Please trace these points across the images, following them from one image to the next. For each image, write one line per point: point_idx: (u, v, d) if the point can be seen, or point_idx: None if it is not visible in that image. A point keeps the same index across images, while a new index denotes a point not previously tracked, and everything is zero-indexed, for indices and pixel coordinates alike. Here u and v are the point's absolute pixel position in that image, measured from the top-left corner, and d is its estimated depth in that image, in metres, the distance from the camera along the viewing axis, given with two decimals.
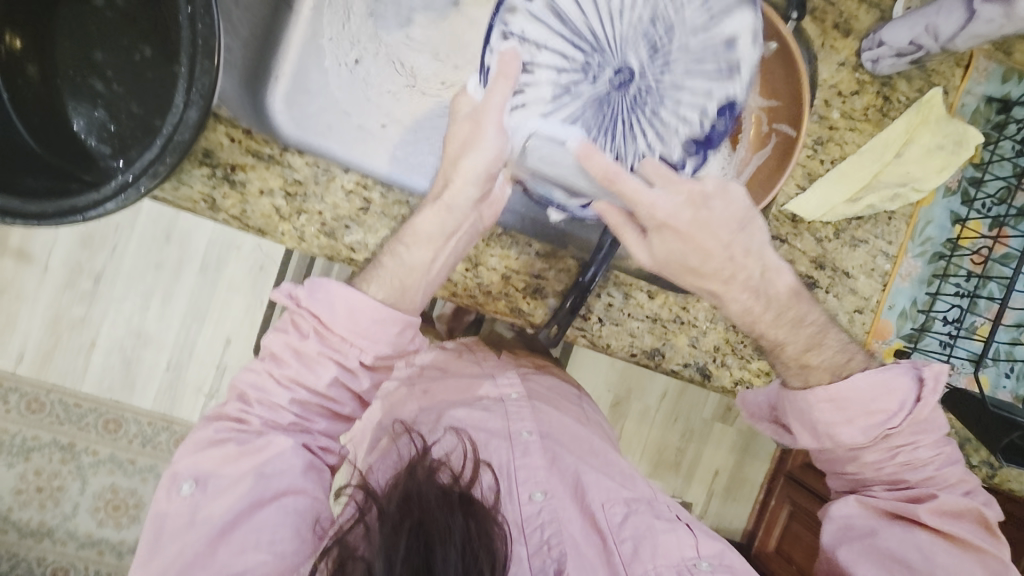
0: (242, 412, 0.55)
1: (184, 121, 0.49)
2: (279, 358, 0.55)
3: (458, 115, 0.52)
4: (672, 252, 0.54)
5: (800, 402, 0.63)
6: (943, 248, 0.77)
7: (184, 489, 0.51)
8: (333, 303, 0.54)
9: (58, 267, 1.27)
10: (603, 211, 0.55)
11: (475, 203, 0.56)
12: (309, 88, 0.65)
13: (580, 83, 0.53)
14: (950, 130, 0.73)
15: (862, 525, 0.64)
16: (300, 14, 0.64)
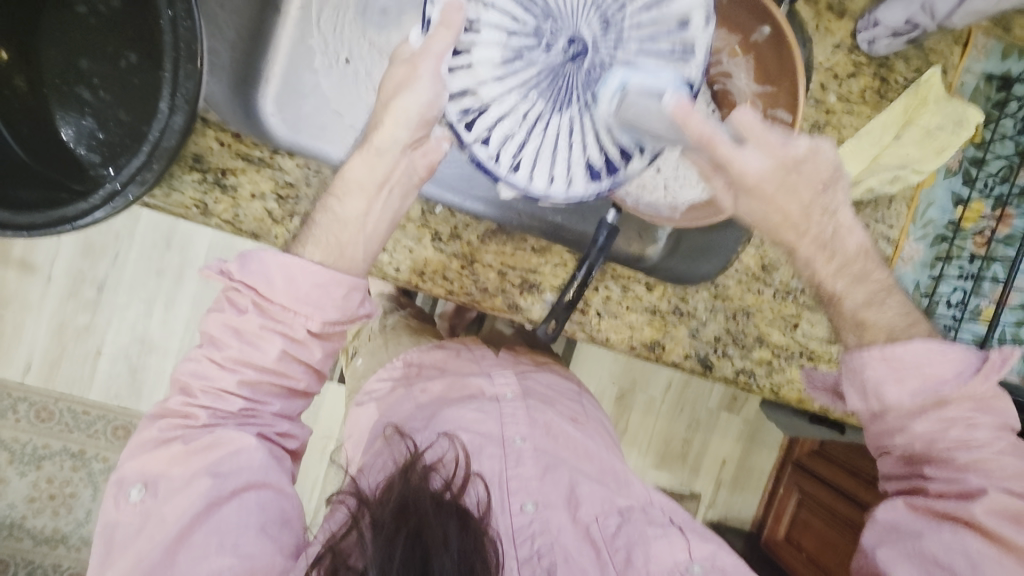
0: (187, 406, 0.53)
1: (170, 127, 0.49)
2: (218, 341, 0.53)
3: (396, 60, 0.52)
4: (765, 207, 0.53)
5: (852, 361, 0.55)
6: (945, 230, 0.76)
7: (134, 494, 0.51)
8: (267, 273, 0.52)
9: (61, 276, 1.27)
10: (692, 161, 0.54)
11: (407, 147, 0.54)
12: (301, 90, 0.64)
13: (529, 49, 0.54)
14: (949, 111, 0.71)
15: (908, 525, 0.53)
16: (287, 15, 0.62)
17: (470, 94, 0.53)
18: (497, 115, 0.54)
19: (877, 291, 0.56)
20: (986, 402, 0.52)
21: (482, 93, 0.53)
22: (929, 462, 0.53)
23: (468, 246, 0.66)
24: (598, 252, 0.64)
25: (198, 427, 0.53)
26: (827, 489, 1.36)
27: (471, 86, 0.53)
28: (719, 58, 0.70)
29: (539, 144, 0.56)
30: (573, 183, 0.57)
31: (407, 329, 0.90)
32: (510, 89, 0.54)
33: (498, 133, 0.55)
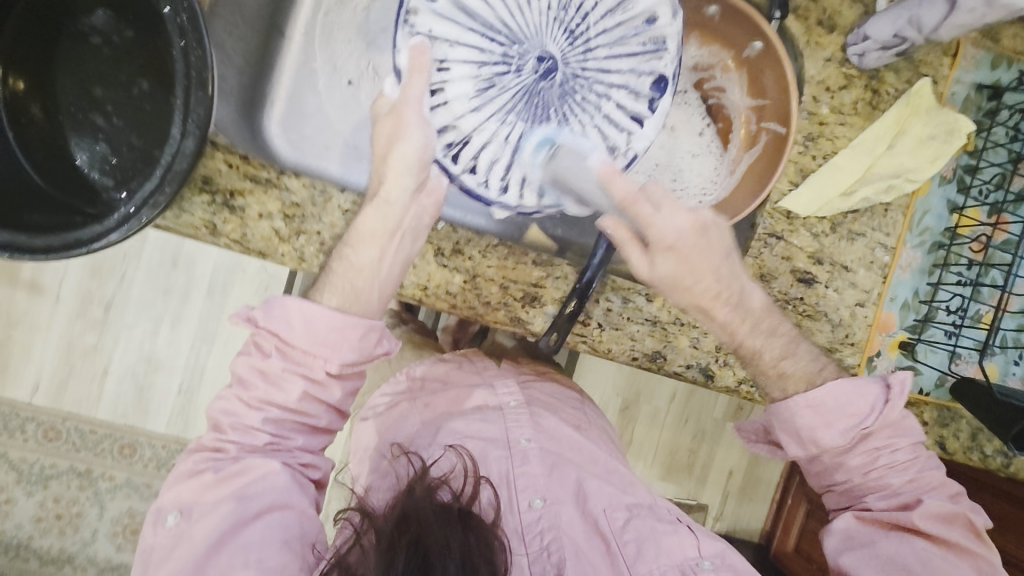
0: (218, 441, 0.55)
1: (182, 151, 0.50)
2: (246, 381, 0.55)
3: (379, 114, 0.56)
4: (674, 272, 0.59)
5: (782, 412, 0.61)
6: (942, 237, 0.77)
7: (169, 521, 0.53)
8: (289, 318, 0.54)
9: (69, 297, 1.29)
10: (610, 227, 0.58)
11: (413, 193, 0.57)
12: (305, 112, 0.71)
13: (498, 75, 0.59)
14: (940, 121, 0.72)
15: (862, 534, 0.60)
16: (291, 42, 0.69)
17: (450, 127, 0.59)
18: (480, 139, 0.60)
19: (787, 345, 0.63)
20: (898, 425, 0.61)
21: (461, 122, 0.59)
22: (870, 491, 0.61)
23: (471, 261, 0.67)
24: (597, 266, 0.65)
25: (228, 455, 0.54)
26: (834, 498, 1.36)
27: (449, 117, 0.59)
28: (713, 74, 0.74)
29: (524, 161, 0.61)
30: (563, 189, 0.62)
31: (410, 343, 0.91)
32: (490, 116, 0.59)
33: (486, 157, 0.60)
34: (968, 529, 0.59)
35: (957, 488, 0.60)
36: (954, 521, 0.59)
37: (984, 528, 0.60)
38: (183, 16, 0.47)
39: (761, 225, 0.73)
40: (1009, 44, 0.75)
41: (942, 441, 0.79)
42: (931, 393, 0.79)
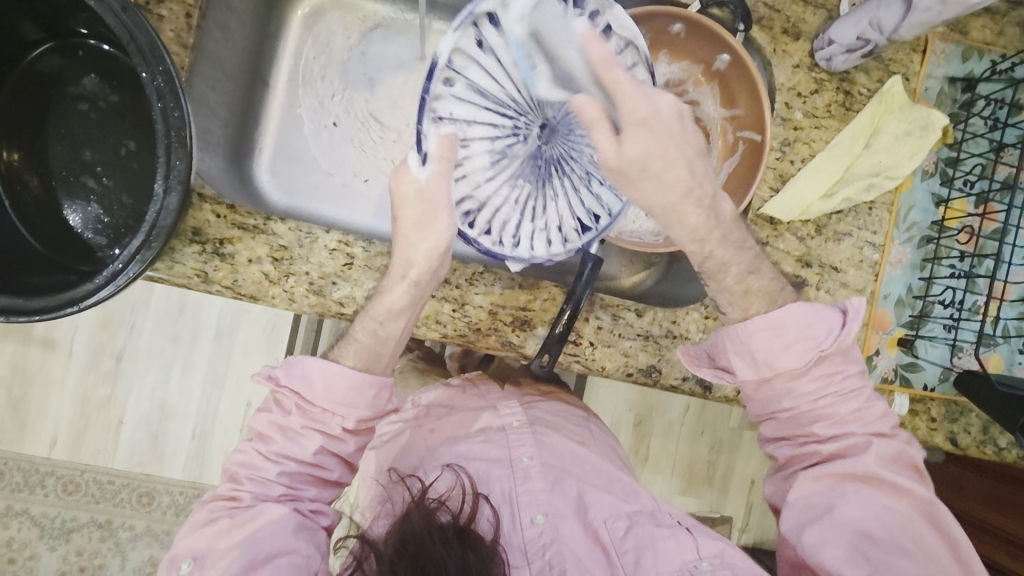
0: (235, 490, 0.57)
1: (166, 207, 0.52)
2: (266, 436, 0.58)
3: (405, 196, 0.59)
4: (643, 154, 0.53)
5: (738, 331, 0.60)
6: (930, 231, 0.76)
7: (183, 568, 0.54)
8: (310, 377, 0.58)
9: (82, 350, 1.32)
10: (581, 105, 0.53)
11: (435, 270, 0.62)
12: (291, 154, 0.85)
13: (509, 147, 0.62)
14: (914, 117, 0.73)
15: (819, 500, 0.58)
16: (276, 93, 0.84)
17: (466, 195, 0.61)
18: (494, 207, 0.62)
19: (755, 261, 0.61)
20: (848, 353, 0.60)
21: (476, 190, 0.62)
22: (817, 420, 0.60)
23: (459, 290, 0.68)
24: (586, 283, 0.67)
25: (243, 502, 0.56)
26: None
27: (465, 187, 0.61)
28: (686, 88, 0.77)
29: (535, 221, 0.63)
30: (569, 240, 0.64)
31: (413, 373, 0.92)
32: (502, 183, 0.62)
33: (500, 223, 0.63)
34: (910, 466, 0.59)
35: (896, 422, 0.61)
36: (898, 458, 0.59)
37: (922, 460, 0.60)
38: (160, 79, 0.50)
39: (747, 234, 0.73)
40: (977, 36, 0.76)
41: (952, 437, 0.78)
42: (936, 388, 0.78)
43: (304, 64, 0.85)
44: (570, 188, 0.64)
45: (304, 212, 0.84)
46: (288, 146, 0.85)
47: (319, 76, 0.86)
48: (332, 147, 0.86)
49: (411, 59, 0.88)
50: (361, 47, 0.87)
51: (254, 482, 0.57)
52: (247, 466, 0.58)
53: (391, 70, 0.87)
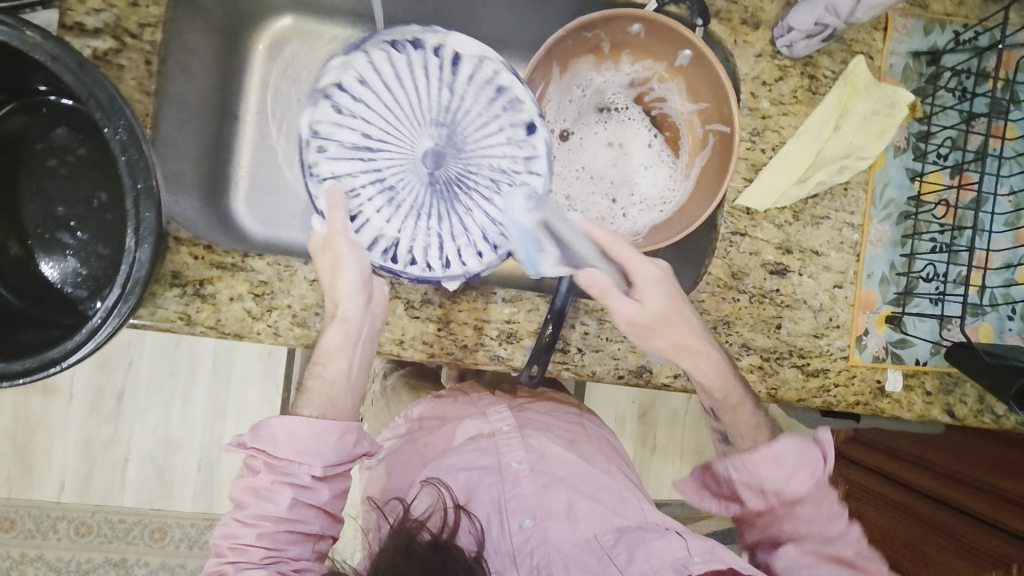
0: (222, 563, 0.60)
1: (138, 258, 0.52)
2: (241, 501, 0.61)
3: (315, 251, 0.63)
4: (662, 309, 0.65)
5: (749, 456, 0.67)
6: (907, 207, 0.76)
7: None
8: (275, 435, 0.60)
9: (83, 393, 1.32)
10: (597, 279, 0.62)
11: (366, 305, 0.63)
12: (267, 186, 0.85)
13: (403, 180, 0.69)
14: (881, 96, 0.73)
15: (801, 562, 0.66)
16: (247, 126, 0.85)
17: (377, 232, 0.68)
18: (410, 237, 0.68)
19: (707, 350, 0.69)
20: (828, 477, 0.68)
21: (385, 228, 0.68)
22: (811, 536, 0.67)
23: (443, 309, 0.69)
24: (563, 296, 0.67)
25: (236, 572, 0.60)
26: (863, 470, 1.37)
27: (376, 227, 0.68)
28: (651, 86, 0.78)
29: (456, 240, 0.69)
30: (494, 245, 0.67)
31: (408, 388, 0.93)
32: (406, 213, 0.69)
33: (419, 247, 0.68)
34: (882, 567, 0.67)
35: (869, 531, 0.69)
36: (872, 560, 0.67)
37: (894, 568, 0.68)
38: (122, 132, 0.51)
39: (724, 225, 0.74)
40: (938, 9, 0.76)
41: (949, 409, 0.78)
42: (928, 361, 0.77)
43: (272, 93, 0.86)
44: (479, 200, 0.69)
45: (286, 243, 0.85)
46: (264, 177, 0.85)
47: (287, 104, 0.86)
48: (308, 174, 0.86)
49: None
50: None
51: (241, 542, 0.60)
52: (231, 534, 0.60)
53: None
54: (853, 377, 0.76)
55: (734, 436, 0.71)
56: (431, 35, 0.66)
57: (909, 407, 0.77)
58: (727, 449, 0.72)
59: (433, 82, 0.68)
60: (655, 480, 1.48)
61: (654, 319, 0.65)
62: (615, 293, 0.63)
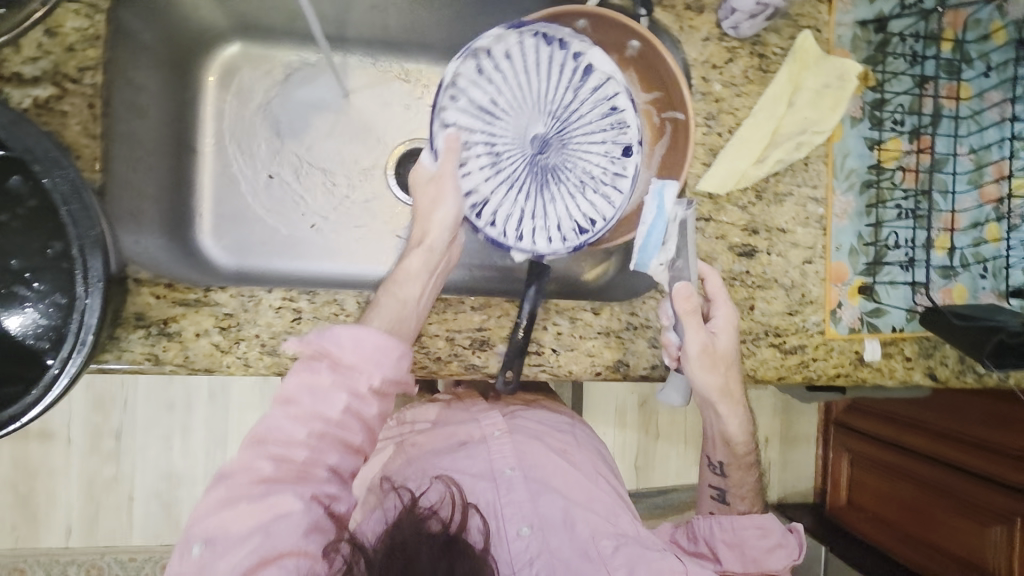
0: (254, 460, 0.53)
1: (89, 308, 0.52)
2: (291, 398, 0.55)
3: (420, 182, 0.69)
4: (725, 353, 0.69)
5: (734, 520, 0.73)
6: (869, 175, 0.76)
7: (194, 552, 0.51)
8: (339, 338, 0.57)
9: (79, 435, 1.32)
10: (683, 292, 0.66)
11: (449, 243, 0.69)
12: (231, 216, 0.85)
13: (510, 163, 0.72)
14: (830, 69, 0.73)
15: None
16: (205, 158, 0.84)
17: (472, 191, 0.71)
18: (497, 203, 0.72)
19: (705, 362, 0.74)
20: None
21: (487, 193, 0.72)
22: None
23: None
24: (532, 300, 0.69)
25: (266, 480, 0.53)
26: (870, 441, 1.38)
27: (473, 185, 0.72)
28: None
29: (535, 219, 0.73)
30: (567, 239, 0.72)
31: None
32: (500, 182, 0.72)
33: (502, 217, 0.72)
34: None
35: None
36: None
37: None
38: (62, 184, 0.51)
39: (687, 213, 0.73)
40: None
41: (931, 373, 0.78)
42: (905, 328, 0.77)
43: (227, 122, 0.85)
44: (566, 194, 0.72)
45: (256, 272, 0.84)
46: (227, 207, 0.85)
47: (243, 131, 0.86)
48: (272, 200, 0.86)
49: (333, 97, 0.88)
50: (283, 96, 0.87)
51: (278, 446, 0.54)
52: (275, 428, 0.54)
53: (316, 112, 0.87)
54: (830, 350, 0.76)
55: (731, 496, 0.80)
56: (577, 42, 0.70)
57: (890, 374, 0.77)
58: (720, 508, 0.81)
59: (563, 80, 0.71)
60: (662, 467, 1.49)
61: (717, 354, 0.69)
62: (698, 318, 0.66)
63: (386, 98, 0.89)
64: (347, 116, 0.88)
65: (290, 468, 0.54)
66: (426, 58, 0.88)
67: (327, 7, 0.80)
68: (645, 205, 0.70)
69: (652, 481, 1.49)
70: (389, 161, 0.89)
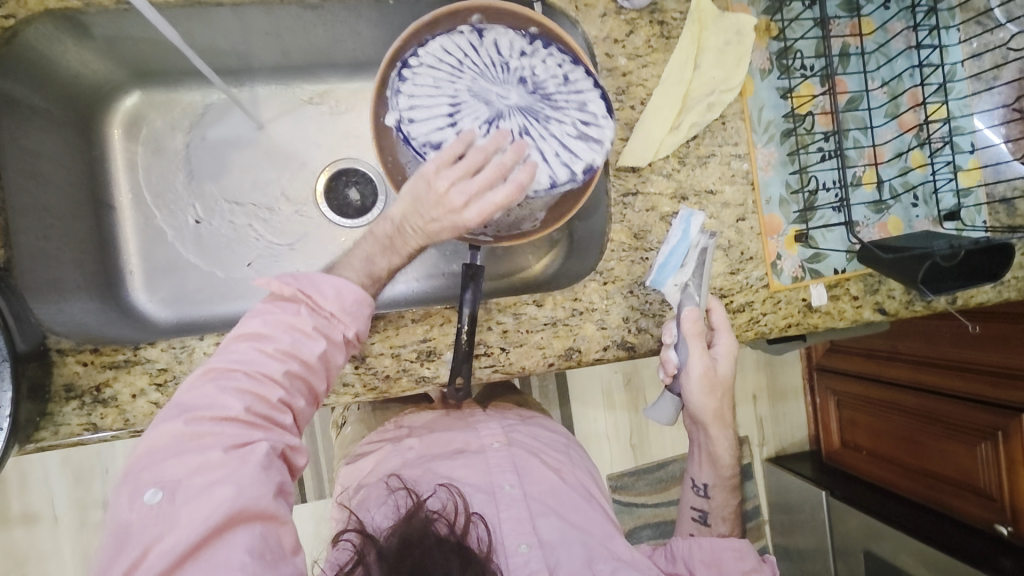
0: (219, 399, 0.50)
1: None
2: (265, 335, 0.54)
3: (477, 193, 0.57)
4: (724, 381, 0.72)
5: (715, 543, 0.75)
6: (787, 124, 0.77)
7: (150, 499, 0.46)
8: (320, 287, 0.57)
9: (66, 512, 1.28)
10: (689, 316, 0.68)
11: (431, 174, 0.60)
12: (161, 269, 0.83)
13: (460, 98, 0.68)
14: (727, 25, 0.73)
15: None
16: (126, 214, 0.82)
17: (434, 130, 0.67)
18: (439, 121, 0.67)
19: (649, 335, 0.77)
20: None
21: (433, 120, 0.67)
22: None
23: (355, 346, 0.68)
24: (471, 301, 0.66)
25: (234, 420, 0.50)
26: (855, 377, 1.38)
27: (439, 128, 0.67)
28: None
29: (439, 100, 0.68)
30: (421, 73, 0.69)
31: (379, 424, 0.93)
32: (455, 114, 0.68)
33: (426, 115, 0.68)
34: None
35: None
36: None
37: None
38: None
39: (614, 189, 0.74)
40: None
41: (880, 307, 0.78)
42: (847, 268, 0.77)
43: (144, 173, 0.83)
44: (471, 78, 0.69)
45: (196, 320, 0.82)
46: (157, 259, 0.83)
47: (162, 181, 0.84)
48: (203, 243, 0.84)
49: (249, 130, 0.86)
50: (197, 138, 0.85)
51: (248, 380, 0.52)
52: (245, 363, 0.52)
53: (234, 148, 0.86)
54: (779, 302, 0.76)
55: (712, 517, 0.79)
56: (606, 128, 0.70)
57: (840, 316, 0.77)
58: (700, 529, 0.79)
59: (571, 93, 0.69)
60: (658, 440, 1.47)
61: (716, 379, 0.71)
62: (702, 342, 0.68)
63: (303, 123, 0.88)
64: (267, 146, 0.87)
65: (258, 410, 0.51)
66: (337, 77, 0.87)
67: (229, 44, 0.78)
68: (671, 228, 0.74)
69: (650, 455, 1.47)
70: (318, 186, 0.88)
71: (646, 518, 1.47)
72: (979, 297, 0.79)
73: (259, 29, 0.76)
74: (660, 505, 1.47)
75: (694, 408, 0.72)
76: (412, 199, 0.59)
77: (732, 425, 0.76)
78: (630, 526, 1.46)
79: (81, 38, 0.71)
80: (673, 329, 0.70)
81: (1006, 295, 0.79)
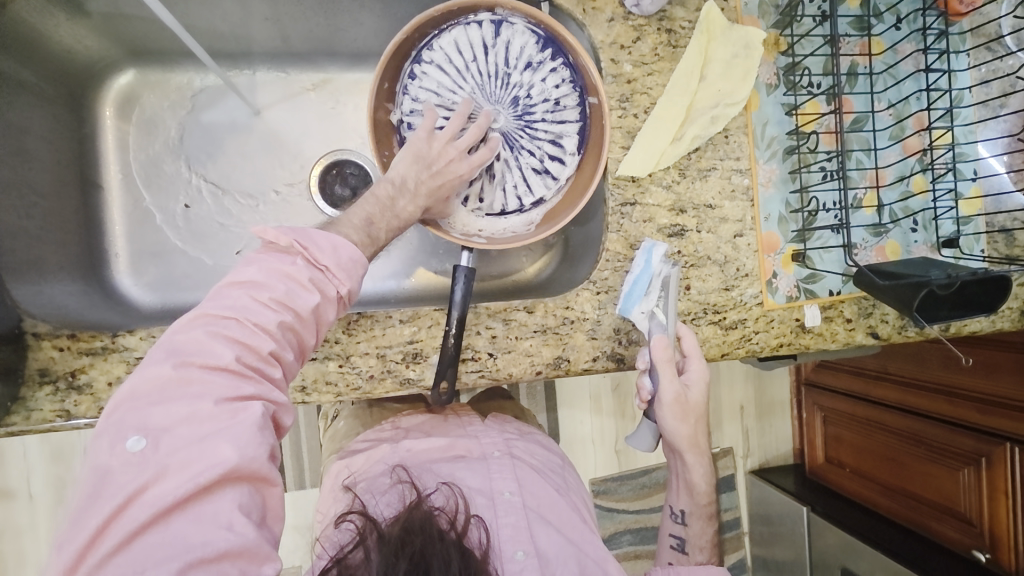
0: (212, 344, 0.45)
1: None
2: (259, 281, 0.49)
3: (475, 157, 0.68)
4: (695, 409, 0.73)
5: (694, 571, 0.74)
6: (790, 141, 0.75)
7: (133, 444, 0.41)
8: (315, 238, 0.53)
9: (42, 491, 1.26)
10: (658, 345, 0.68)
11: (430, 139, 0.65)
12: (144, 251, 0.81)
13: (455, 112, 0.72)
14: (736, 38, 0.72)
15: None
16: (112, 188, 0.80)
17: None
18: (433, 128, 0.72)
19: None
20: None
21: None
22: None
23: (340, 344, 0.67)
24: (460, 305, 0.65)
25: (223, 369, 0.45)
26: (843, 397, 1.37)
27: None
28: None
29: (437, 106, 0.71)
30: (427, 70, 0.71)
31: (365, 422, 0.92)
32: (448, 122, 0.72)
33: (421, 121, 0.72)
34: None
35: None
36: None
37: None
38: None
39: (612, 198, 0.72)
40: None
41: (873, 331, 0.77)
42: (842, 291, 0.76)
43: (133, 152, 0.82)
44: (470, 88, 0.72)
45: (181, 307, 0.81)
46: (144, 242, 0.81)
47: (152, 160, 0.82)
48: (191, 230, 0.82)
49: (244, 116, 0.85)
50: (191, 121, 0.83)
51: (240, 328, 0.47)
52: (238, 310, 0.48)
53: (229, 133, 0.84)
54: (771, 321, 0.75)
55: (690, 545, 0.79)
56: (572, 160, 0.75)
57: (832, 338, 0.76)
58: (678, 558, 0.79)
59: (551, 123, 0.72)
60: None
61: (689, 405, 0.72)
62: (672, 369, 0.69)
63: (300, 111, 0.86)
64: (262, 133, 0.85)
65: (249, 361, 0.46)
66: (337, 67, 0.86)
67: (229, 27, 0.78)
68: (634, 260, 0.72)
69: (635, 462, 1.46)
70: (312, 176, 0.86)
71: (626, 523, 1.46)
72: (971, 327, 0.79)
73: (259, 12, 0.76)
74: (641, 511, 1.47)
75: (669, 433, 0.74)
76: (416, 155, 0.64)
77: (709, 454, 0.78)
78: (610, 531, 1.46)
79: (74, 12, 0.70)
80: (645, 355, 0.70)
81: (1000, 326, 0.79)
